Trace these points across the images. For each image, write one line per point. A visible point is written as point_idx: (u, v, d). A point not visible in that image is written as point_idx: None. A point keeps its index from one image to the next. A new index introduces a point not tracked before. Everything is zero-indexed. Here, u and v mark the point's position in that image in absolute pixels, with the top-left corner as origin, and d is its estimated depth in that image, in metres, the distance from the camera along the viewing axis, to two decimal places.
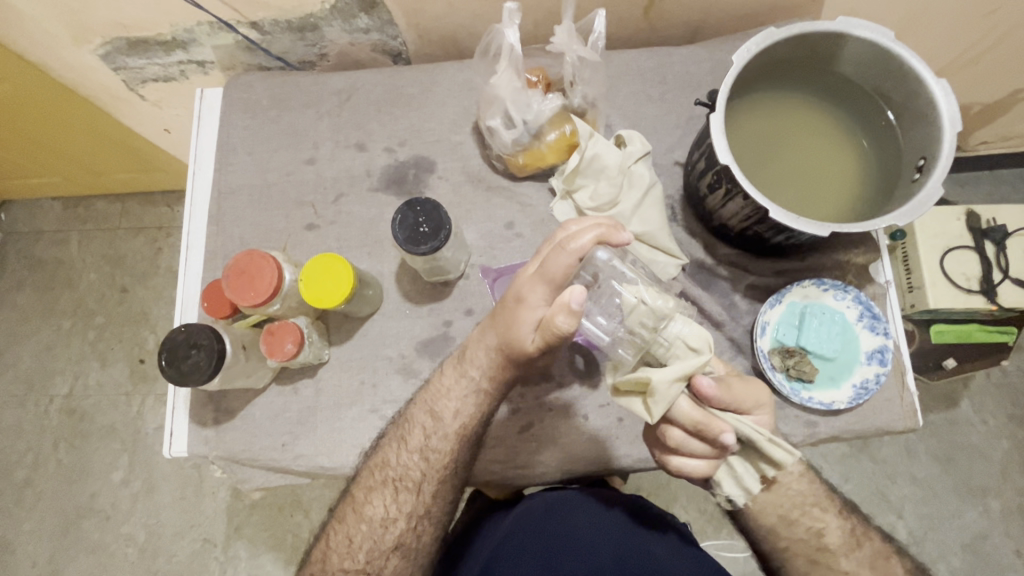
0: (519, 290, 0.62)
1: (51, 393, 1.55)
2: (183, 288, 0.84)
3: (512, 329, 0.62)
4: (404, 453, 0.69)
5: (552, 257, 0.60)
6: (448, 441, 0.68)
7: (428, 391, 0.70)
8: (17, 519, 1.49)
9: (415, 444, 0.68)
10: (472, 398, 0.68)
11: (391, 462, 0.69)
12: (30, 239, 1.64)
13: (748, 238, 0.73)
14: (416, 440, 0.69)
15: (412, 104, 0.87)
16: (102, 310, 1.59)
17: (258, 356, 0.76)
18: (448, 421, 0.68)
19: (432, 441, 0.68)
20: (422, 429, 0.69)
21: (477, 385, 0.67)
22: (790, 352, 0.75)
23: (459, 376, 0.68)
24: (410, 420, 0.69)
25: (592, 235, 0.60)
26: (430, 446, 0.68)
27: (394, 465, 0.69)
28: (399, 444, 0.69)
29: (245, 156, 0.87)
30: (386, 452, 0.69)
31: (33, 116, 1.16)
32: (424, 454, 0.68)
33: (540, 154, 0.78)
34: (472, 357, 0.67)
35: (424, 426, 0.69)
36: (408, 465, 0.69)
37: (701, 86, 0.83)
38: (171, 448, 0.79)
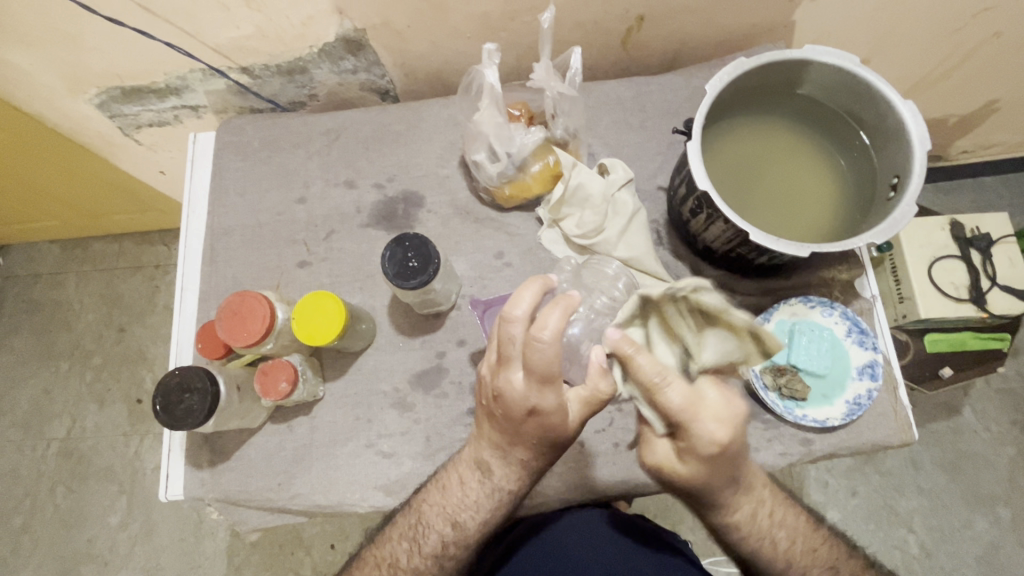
0: (528, 404, 0.61)
1: (49, 436, 1.54)
2: (178, 330, 0.84)
3: (553, 429, 0.63)
4: (417, 557, 0.71)
5: (540, 356, 0.57)
6: (440, 537, 0.71)
7: (425, 495, 0.71)
8: (15, 567, 1.46)
9: (429, 550, 0.71)
10: (496, 504, 0.70)
11: (402, 564, 0.71)
12: (28, 283, 1.65)
13: (732, 260, 0.74)
14: (431, 546, 0.71)
15: (399, 141, 0.89)
16: (99, 351, 1.59)
17: (251, 397, 0.76)
18: (467, 530, 0.70)
19: (449, 548, 0.71)
20: (439, 535, 0.71)
21: (504, 491, 0.69)
22: (781, 371, 0.75)
23: (479, 487, 0.69)
24: (423, 524, 0.71)
25: (562, 314, 0.56)
26: (422, 540, 0.71)
27: (404, 566, 0.71)
28: (399, 537, 0.72)
29: (236, 197, 0.89)
30: (395, 550, 0.71)
31: (31, 163, 1.19)
32: (438, 561, 0.71)
33: (525, 185, 0.79)
34: (497, 467, 0.68)
35: (441, 534, 0.70)
36: (419, 569, 0.71)
37: (680, 113, 0.86)
38: (167, 491, 0.79)
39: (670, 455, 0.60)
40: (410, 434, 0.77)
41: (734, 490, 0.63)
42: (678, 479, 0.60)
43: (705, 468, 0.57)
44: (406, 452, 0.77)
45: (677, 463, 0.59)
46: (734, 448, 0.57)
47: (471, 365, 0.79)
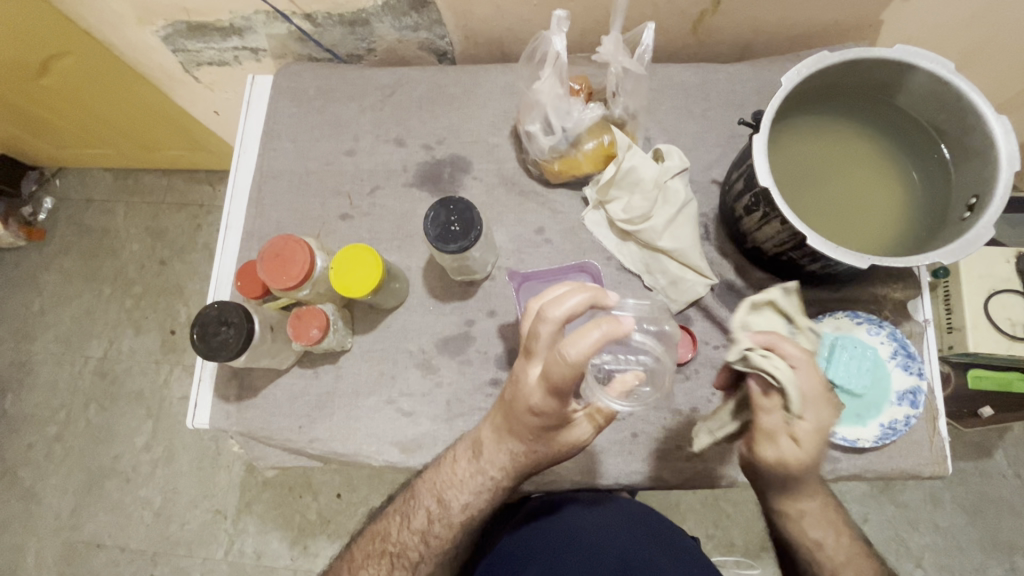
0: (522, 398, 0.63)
1: (87, 354, 1.62)
2: (219, 267, 0.86)
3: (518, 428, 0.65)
4: (405, 531, 0.73)
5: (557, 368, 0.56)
6: (449, 529, 0.72)
7: (437, 476, 0.72)
8: (46, 472, 1.56)
9: (416, 525, 0.72)
10: (484, 494, 0.71)
11: (391, 537, 0.73)
12: (80, 207, 1.72)
13: (781, 264, 0.71)
14: (419, 521, 0.72)
15: (453, 105, 0.88)
16: (140, 279, 1.65)
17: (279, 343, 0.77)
18: (456, 510, 0.71)
19: (433, 525, 0.72)
20: (426, 511, 0.72)
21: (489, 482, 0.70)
22: None
23: (474, 471, 0.70)
24: (416, 499, 0.73)
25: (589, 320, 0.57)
26: (431, 531, 0.72)
27: (394, 540, 0.73)
28: (401, 522, 0.73)
29: (287, 143, 0.89)
30: (388, 525, 0.74)
31: (91, 88, 1.22)
32: (424, 537, 0.72)
33: (576, 162, 0.77)
34: (490, 454, 0.69)
35: (430, 509, 0.72)
36: (406, 544, 0.73)
37: (745, 105, 0.82)
38: (194, 419, 0.82)
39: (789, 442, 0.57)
40: (431, 396, 0.78)
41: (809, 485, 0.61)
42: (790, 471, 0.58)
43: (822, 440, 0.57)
44: (425, 413, 0.78)
45: (802, 447, 0.57)
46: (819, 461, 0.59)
47: (499, 337, 0.79)
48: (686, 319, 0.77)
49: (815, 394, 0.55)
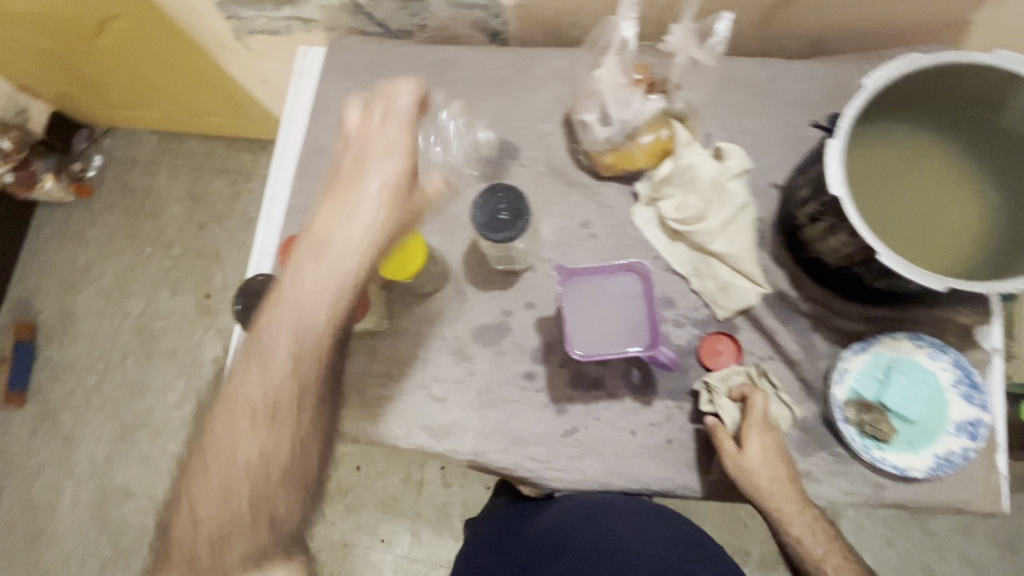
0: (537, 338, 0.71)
1: (126, 310, 1.68)
2: (262, 239, 0.87)
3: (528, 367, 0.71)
4: (250, 423, 0.74)
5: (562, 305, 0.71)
6: (246, 411, 0.74)
7: (257, 348, 0.74)
8: (83, 419, 1.63)
9: (243, 402, 0.74)
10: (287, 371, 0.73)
11: (239, 419, 0.75)
12: (126, 166, 1.77)
13: (842, 278, 0.67)
14: (253, 398, 0.74)
15: (504, 88, 0.85)
16: (179, 241, 1.69)
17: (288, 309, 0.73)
18: (259, 390, 0.74)
19: (261, 411, 0.74)
20: (257, 392, 0.74)
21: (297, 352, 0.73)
22: (867, 407, 0.68)
23: (274, 332, 0.73)
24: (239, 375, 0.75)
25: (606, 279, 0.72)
26: (263, 411, 0.74)
27: (241, 420, 0.75)
28: (256, 398, 0.74)
29: (335, 118, 0.88)
30: (234, 413, 0.75)
31: (143, 48, 1.23)
32: (254, 420, 0.74)
33: (629, 155, 0.74)
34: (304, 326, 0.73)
35: (265, 375, 0.74)
36: (244, 419, 0.74)
37: (814, 106, 0.78)
38: None
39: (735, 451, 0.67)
40: (463, 384, 0.77)
41: (777, 498, 0.66)
42: (752, 475, 0.66)
43: (764, 450, 0.66)
44: (456, 400, 0.77)
45: (745, 456, 0.66)
46: (778, 474, 0.66)
47: (535, 330, 0.78)
48: (731, 327, 0.74)
49: (756, 410, 0.68)
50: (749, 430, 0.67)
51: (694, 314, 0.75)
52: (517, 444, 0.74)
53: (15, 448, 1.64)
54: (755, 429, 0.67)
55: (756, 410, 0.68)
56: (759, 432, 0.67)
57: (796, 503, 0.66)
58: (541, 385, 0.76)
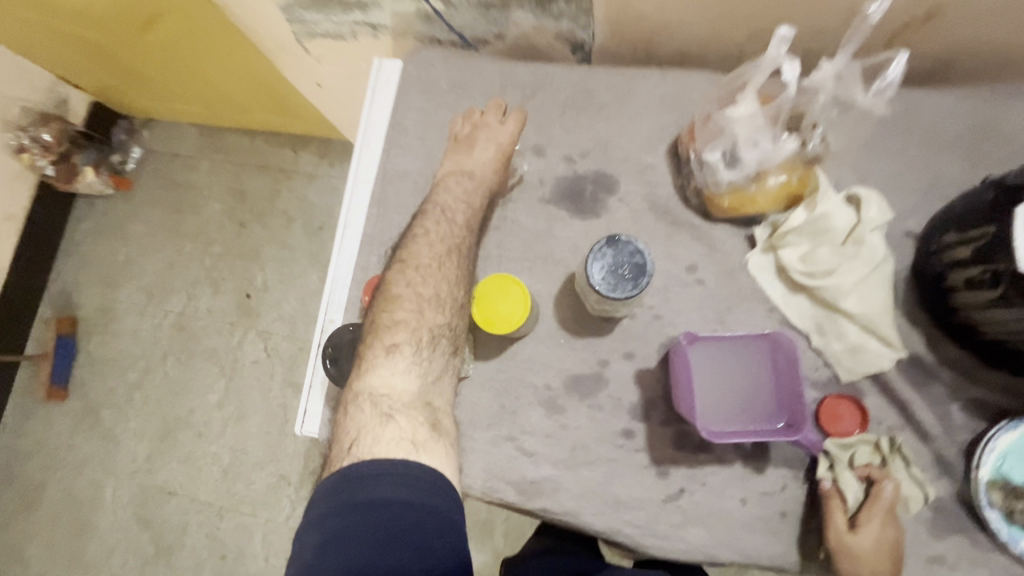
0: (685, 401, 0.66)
1: (167, 308, 1.65)
2: (335, 270, 0.81)
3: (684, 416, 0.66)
4: (394, 346, 0.64)
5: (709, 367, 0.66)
6: (411, 333, 0.64)
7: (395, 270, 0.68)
8: (125, 416, 1.62)
9: (387, 337, 0.64)
10: (434, 265, 0.68)
11: (377, 367, 0.63)
12: (166, 159, 1.72)
13: (1000, 350, 0.60)
14: (397, 332, 0.64)
15: (601, 113, 0.78)
16: (219, 240, 1.65)
17: (413, 306, 0.65)
18: (406, 302, 0.66)
19: (416, 330, 0.65)
20: (403, 313, 0.65)
21: (434, 260, 0.68)
22: (1017, 492, 0.61)
23: (423, 246, 0.69)
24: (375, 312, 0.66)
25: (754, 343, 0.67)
26: (420, 330, 0.65)
27: (387, 366, 0.63)
28: (388, 333, 0.65)
29: (415, 140, 0.82)
30: (374, 356, 0.64)
31: (191, 44, 1.17)
32: (399, 345, 0.64)
33: (750, 198, 0.66)
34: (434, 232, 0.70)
35: (410, 298, 0.66)
36: (400, 346, 0.64)
37: (956, 145, 0.70)
38: (303, 426, 0.79)
39: (846, 528, 0.62)
40: (555, 438, 0.72)
41: None
42: (859, 563, 0.61)
43: (879, 538, 0.61)
44: (546, 456, 0.72)
45: (857, 541, 0.61)
46: (887, 567, 0.61)
47: (635, 383, 0.72)
48: (857, 391, 0.67)
49: (884, 496, 0.62)
50: (868, 514, 0.62)
51: (814, 375, 0.68)
52: (614, 506, 0.69)
53: (58, 443, 1.63)
54: (877, 516, 0.61)
55: (883, 497, 0.62)
56: (880, 521, 0.61)
57: None
58: (641, 444, 0.70)
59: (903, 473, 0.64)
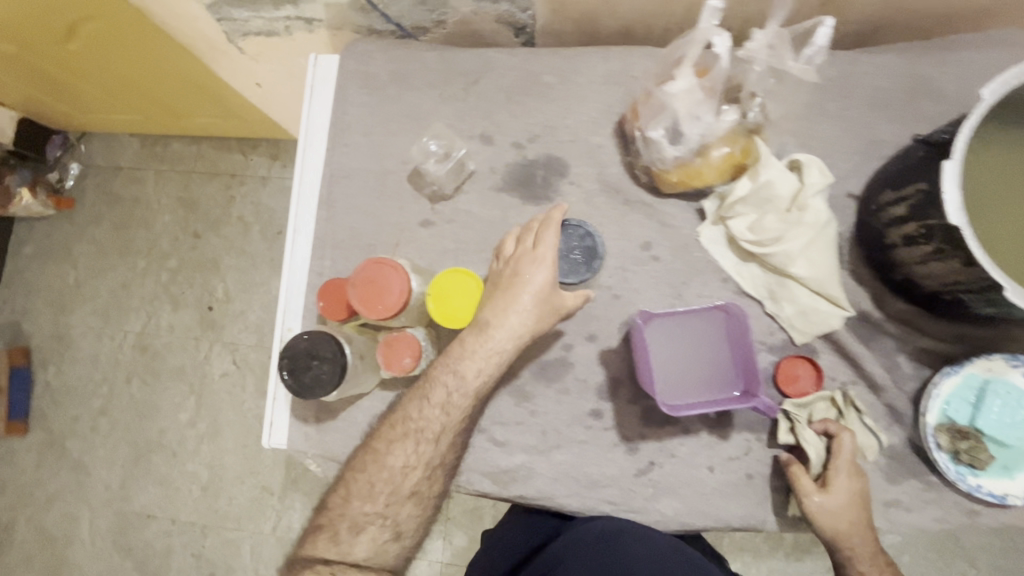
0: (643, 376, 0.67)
1: (125, 328, 1.59)
2: (288, 276, 0.79)
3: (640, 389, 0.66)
4: (426, 410, 0.65)
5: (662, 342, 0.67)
6: (454, 412, 0.65)
7: (453, 351, 0.65)
8: (92, 444, 1.56)
9: (436, 401, 0.65)
10: (495, 359, 0.64)
11: (414, 417, 0.66)
12: (108, 173, 1.64)
13: (939, 301, 0.63)
14: (438, 397, 0.65)
15: (547, 96, 0.77)
16: (174, 253, 1.59)
17: (453, 380, 0.65)
18: (470, 380, 0.64)
19: (452, 403, 0.65)
20: (442, 389, 0.65)
21: (497, 348, 0.64)
22: (962, 433, 0.64)
23: (480, 337, 0.64)
24: (431, 378, 0.65)
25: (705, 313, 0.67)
26: (451, 405, 0.65)
27: (416, 419, 0.66)
28: (421, 401, 0.65)
29: (359, 137, 0.80)
30: (408, 408, 0.66)
31: (120, 52, 1.11)
32: (445, 411, 0.65)
33: (697, 172, 0.67)
34: (502, 323, 0.63)
35: (446, 384, 0.65)
36: (429, 421, 0.65)
37: (892, 104, 0.72)
38: (270, 438, 0.77)
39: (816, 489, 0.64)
40: (526, 426, 0.72)
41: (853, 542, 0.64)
42: (833, 518, 0.64)
43: (849, 492, 0.64)
44: (518, 443, 0.72)
45: (830, 498, 0.64)
46: (858, 519, 0.64)
47: (600, 363, 0.72)
48: (811, 352, 0.69)
49: (847, 452, 0.64)
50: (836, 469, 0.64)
51: (770, 340, 0.70)
52: (588, 485, 0.70)
53: (24, 477, 1.57)
54: (842, 470, 0.64)
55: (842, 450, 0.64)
56: (847, 476, 0.64)
57: (872, 545, 0.65)
58: (609, 422, 0.71)
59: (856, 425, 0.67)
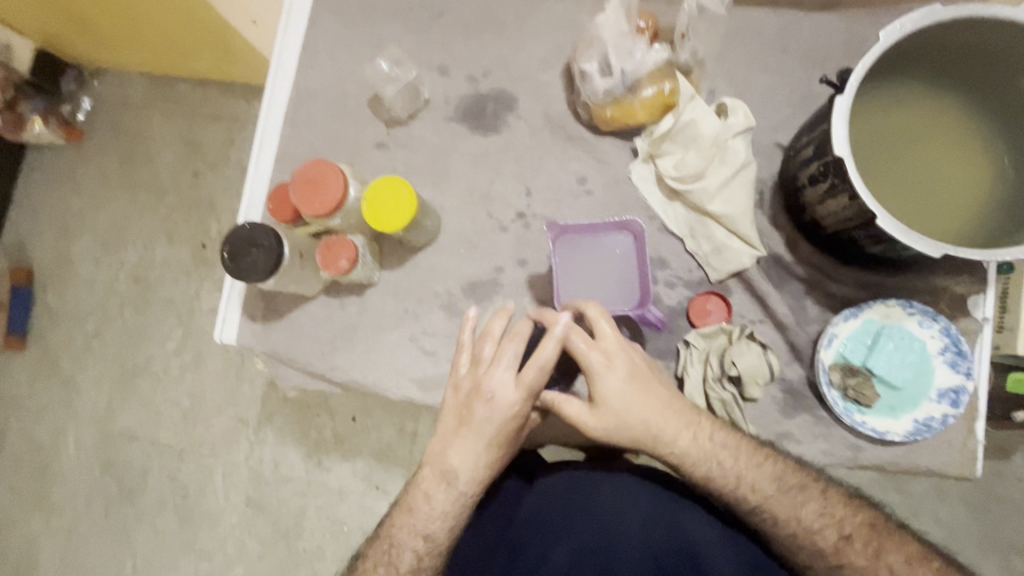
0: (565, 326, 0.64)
1: (121, 258, 1.46)
2: (251, 186, 0.84)
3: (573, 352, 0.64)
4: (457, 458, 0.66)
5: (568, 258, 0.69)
6: (473, 465, 0.65)
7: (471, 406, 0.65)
8: (83, 363, 1.44)
9: (464, 450, 0.65)
10: (508, 422, 0.65)
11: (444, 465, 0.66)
12: (116, 109, 1.49)
13: (840, 243, 0.66)
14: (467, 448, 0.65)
15: (503, 34, 0.81)
16: (173, 191, 1.45)
17: (472, 436, 0.65)
18: (487, 433, 0.65)
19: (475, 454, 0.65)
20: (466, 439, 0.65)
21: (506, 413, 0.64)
22: (853, 371, 0.68)
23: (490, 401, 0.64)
24: (455, 424, 0.67)
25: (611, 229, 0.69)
26: (477, 457, 0.65)
27: (449, 467, 0.66)
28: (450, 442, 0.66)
29: (326, 61, 0.85)
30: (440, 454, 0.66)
31: None
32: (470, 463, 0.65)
33: (630, 109, 0.70)
34: (507, 394, 0.64)
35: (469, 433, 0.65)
36: (457, 469, 0.66)
37: (828, 62, 0.75)
38: (222, 333, 0.83)
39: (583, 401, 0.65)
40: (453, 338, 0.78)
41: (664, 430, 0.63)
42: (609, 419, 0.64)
43: (616, 387, 0.63)
44: (445, 354, 0.78)
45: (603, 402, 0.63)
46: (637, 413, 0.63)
47: (527, 287, 0.77)
48: (724, 289, 0.73)
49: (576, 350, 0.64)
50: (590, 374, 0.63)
51: (687, 276, 0.74)
52: None
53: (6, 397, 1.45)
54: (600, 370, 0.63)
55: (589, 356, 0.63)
56: (600, 363, 0.63)
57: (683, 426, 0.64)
58: None
59: (748, 352, 0.69)
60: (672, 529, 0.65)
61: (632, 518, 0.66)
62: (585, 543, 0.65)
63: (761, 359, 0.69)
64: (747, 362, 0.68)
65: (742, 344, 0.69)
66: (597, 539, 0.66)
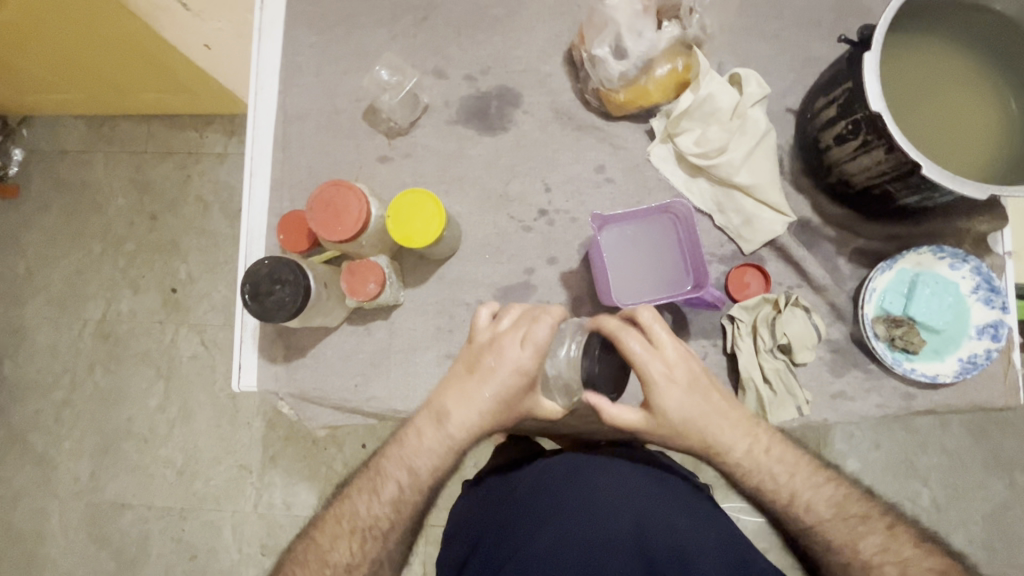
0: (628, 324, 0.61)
1: (84, 315, 1.26)
2: (248, 219, 0.78)
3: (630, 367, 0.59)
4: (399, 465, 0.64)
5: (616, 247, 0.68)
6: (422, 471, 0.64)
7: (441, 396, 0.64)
8: (58, 436, 1.24)
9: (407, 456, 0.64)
10: (479, 417, 0.62)
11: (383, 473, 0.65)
12: (53, 159, 1.30)
13: (870, 197, 0.67)
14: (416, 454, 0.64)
15: (495, 30, 0.78)
16: (132, 236, 1.26)
17: (433, 431, 0.63)
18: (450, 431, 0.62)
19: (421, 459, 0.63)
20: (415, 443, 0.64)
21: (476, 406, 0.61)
22: (896, 321, 0.69)
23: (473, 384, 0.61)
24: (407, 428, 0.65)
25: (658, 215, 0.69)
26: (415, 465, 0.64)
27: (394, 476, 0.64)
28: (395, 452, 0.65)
29: (311, 77, 0.80)
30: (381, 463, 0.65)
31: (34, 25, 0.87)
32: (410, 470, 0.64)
33: (644, 91, 0.70)
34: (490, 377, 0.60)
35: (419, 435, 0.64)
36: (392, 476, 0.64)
37: (823, 22, 0.75)
38: (240, 381, 0.77)
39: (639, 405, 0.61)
40: None
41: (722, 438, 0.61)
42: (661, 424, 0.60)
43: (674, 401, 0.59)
44: None
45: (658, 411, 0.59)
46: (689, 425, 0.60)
47: (561, 286, 0.75)
48: (759, 260, 0.73)
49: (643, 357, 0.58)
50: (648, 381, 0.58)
51: (720, 251, 0.73)
52: None
53: None
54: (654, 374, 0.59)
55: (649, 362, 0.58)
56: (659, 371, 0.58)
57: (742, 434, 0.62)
58: None
59: (794, 319, 0.69)
60: (665, 528, 0.59)
61: (622, 516, 0.59)
62: (574, 535, 0.58)
63: (806, 324, 0.69)
64: (794, 330, 0.69)
65: (787, 313, 0.69)
66: (586, 533, 0.58)
